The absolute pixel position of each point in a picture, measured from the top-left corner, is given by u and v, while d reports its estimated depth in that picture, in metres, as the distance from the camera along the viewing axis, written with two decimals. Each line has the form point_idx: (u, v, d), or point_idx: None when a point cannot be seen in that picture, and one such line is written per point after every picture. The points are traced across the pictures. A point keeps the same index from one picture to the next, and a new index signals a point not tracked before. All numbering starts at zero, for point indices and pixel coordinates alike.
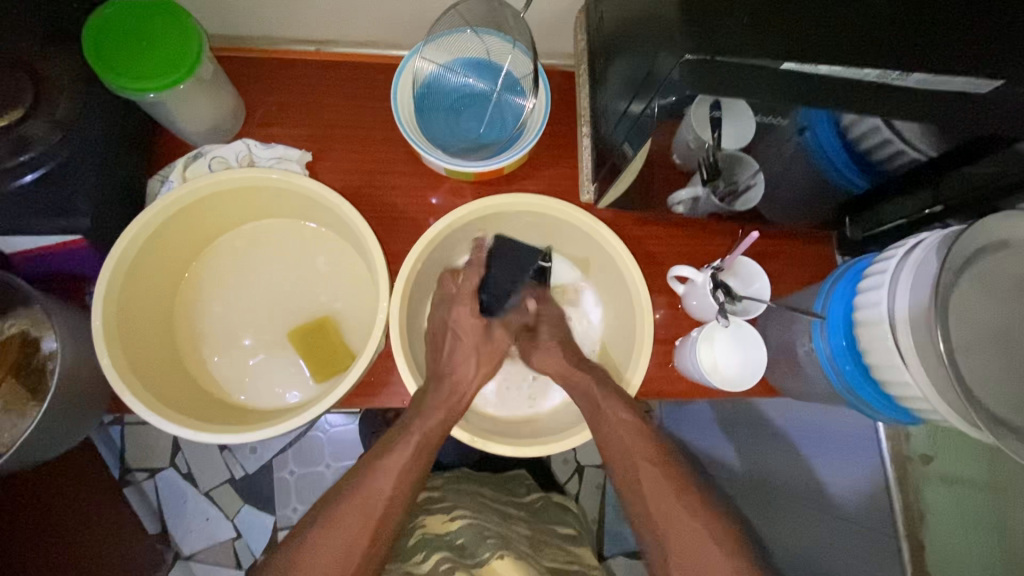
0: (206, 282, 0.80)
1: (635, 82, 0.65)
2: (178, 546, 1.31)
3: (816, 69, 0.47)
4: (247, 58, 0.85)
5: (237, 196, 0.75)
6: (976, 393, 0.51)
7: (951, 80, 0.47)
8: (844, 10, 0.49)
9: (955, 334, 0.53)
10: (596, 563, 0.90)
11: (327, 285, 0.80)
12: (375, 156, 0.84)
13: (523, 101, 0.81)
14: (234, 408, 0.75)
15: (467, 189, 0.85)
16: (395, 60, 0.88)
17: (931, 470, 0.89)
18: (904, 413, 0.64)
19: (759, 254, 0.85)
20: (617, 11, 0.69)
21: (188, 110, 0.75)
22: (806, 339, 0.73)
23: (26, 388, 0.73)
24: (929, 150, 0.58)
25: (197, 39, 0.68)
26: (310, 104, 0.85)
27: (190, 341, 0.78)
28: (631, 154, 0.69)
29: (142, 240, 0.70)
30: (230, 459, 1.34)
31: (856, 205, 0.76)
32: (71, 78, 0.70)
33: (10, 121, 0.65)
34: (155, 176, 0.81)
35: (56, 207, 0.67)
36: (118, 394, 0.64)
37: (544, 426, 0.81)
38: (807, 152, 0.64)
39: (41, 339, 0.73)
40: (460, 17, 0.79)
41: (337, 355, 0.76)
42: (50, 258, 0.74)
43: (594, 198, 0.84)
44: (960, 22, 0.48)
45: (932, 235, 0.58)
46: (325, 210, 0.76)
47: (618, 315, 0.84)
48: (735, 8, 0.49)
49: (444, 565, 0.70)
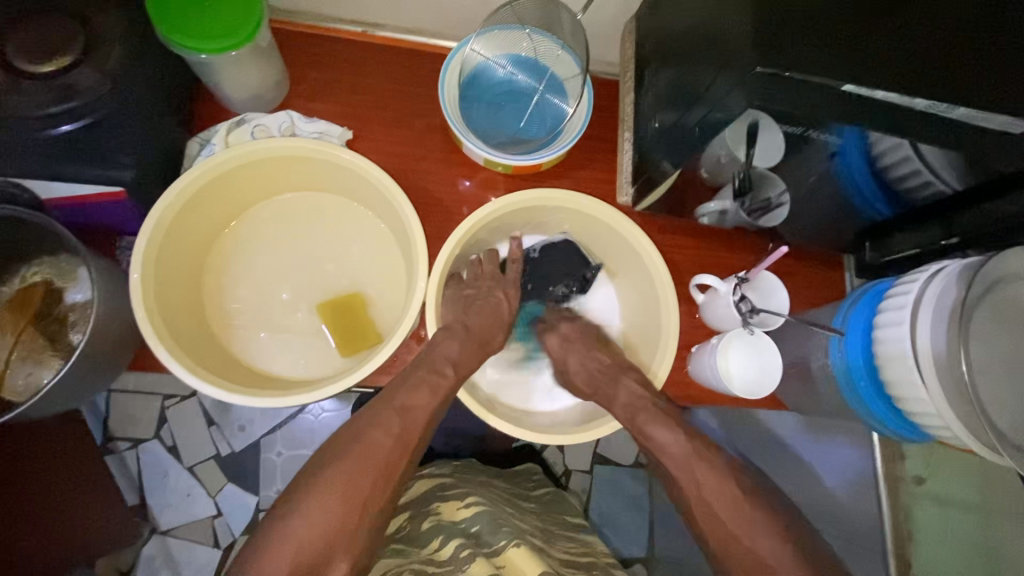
0: (238, 247, 0.80)
1: (683, 92, 0.68)
2: (156, 519, 1.28)
3: (873, 95, 0.50)
4: (298, 32, 0.86)
5: (281, 165, 0.76)
6: (992, 415, 0.56)
7: (991, 117, 0.49)
8: (900, 42, 0.52)
9: (974, 358, 0.57)
10: (604, 550, 0.95)
11: (360, 261, 0.81)
12: (415, 140, 0.85)
13: (565, 103, 0.83)
14: (258, 374, 0.75)
15: (501, 181, 0.86)
16: (443, 49, 0.90)
17: (923, 489, 0.94)
18: (912, 429, 0.69)
19: (779, 271, 0.88)
20: (672, 23, 0.72)
21: (237, 75, 0.76)
22: (821, 355, 0.77)
23: (45, 338, 0.72)
24: (956, 183, 0.61)
25: (259, 8, 0.69)
26: (355, 82, 0.85)
27: (217, 305, 0.78)
28: (671, 168, 0.73)
29: (185, 200, 0.70)
30: (216, 436, 1.31)
31: (875, 230, 0.78)
32: (125, 30, 0.70)
33: (61, 66, 0.65)
34: (194, 137, 0.80)
35: (100, 158, 0.67)
36: (152, 349, 0.64)
37: (560, 420, 0.83)
38: (835, 175, 0.67)
39: (66, 289, 0.72)
40: (515, 14, 0.80)
41: (364, 331, 0.77)
42: (80, 211, 0.73)
43: (631, 201, 0.86)
44: (1006, 59, 0.50)
45: (954, 264, 0.63)
46: (368, 187, 0.77)
47: (640, 318, 0.86)
48: (798, 32, 0.53)
49: (463, 552, 0.74)
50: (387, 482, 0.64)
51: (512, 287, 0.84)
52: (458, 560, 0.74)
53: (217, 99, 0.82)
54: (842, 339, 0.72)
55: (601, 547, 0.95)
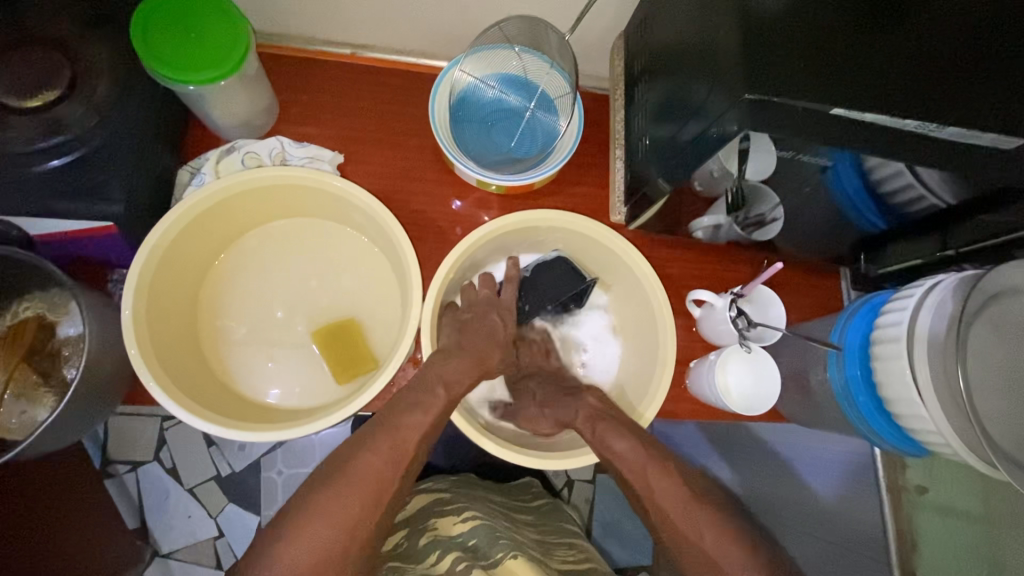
0: (230, 276, 0.80)
1: (674, 111, 0.68)
2: (158, 542, 1.28)
3: (863, 116, 0.50)
4: (286, 56, 0.86)
5: (272, 194, 0.76)
6: (989, 431, 0.56)
7: (979, 136, 0.50)
8: (886, 61, 0.52)
9: (970, 374, 0.57)
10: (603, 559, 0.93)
11: (354, 287, 0.81)
12: (407, 161, 0.85)
13: (556, 120, 0.83)
14: (251, 405, 0.75)
15: (494, 201, 0.86)
16: (432, 68, 0.90)
17: (926, 499, 0.94)
18: (911, 444, 0.69)
19: (774, 283, 0.88)
20: (661, 40, 0.72)
21: (226, 103, 0.75)
22: (820, 369, 0.77)
23: (37, 374, 0.72)
24: (950, 199, 0.61)
25: (246, 38, 0.68)
26: (344, 105, 0.85)
27: (211, 334, 0.78)
28: (665, 186, 0.72)
29: (176, 233, 0.70)
30: (217, 456, 1.30)
31: (870, 242, 0.78)
32: (113, 62, 0.69)
33: (44, 101, 0.65)
34: (184, 166, 0.80)
35: (89, 192, 0.66)
36: (144, 384, 0.64)
37: (557, 441, 0.82)
38: (829, 190, 0.66)
39: (59, 324, 0.72)
40: (502, 34, 0.80)
41: (360, 358, 0.77)
42: (70, 244, 0.72)
43: (624, 220, 0.86)
44: (991, 77, 0.51)
45: (949, 278, 0.63)
46: (360, 213, 0.77)
47: (638, 335, 0.86)
48: (784, 54, 0.53)
49: (459, 565, 0.73)
50: (386, 511, 0.63)
51: (507, 309, 0.83)
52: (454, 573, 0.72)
53: (207, 126, 0.81)
54: (840, 354, 0.72)
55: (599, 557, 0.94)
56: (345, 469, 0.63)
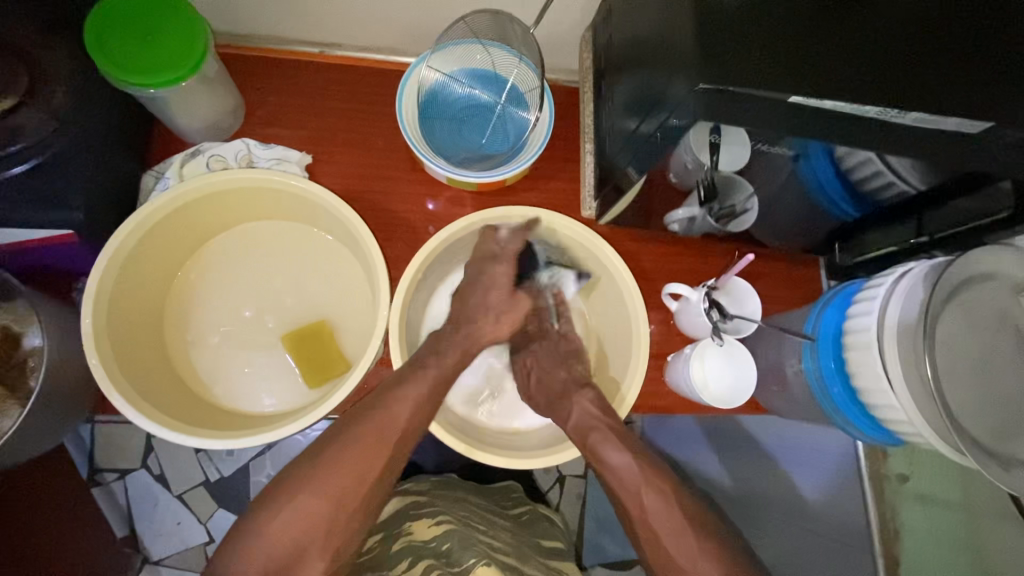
0: (199, 281, 0.79)
1: (640, 103, 0.67)
2: (147, 549, 1.27)
3: (820, 104, 0.49)
4: (250, 56, 0.84)
5: (236, 197, 0.75)
6: (958, 420, 0.55)
7: (941, 121, 0.49)
8: (845, 47, 0.51)
9: (939, 362, 0.57)
10: None
11: (325, 290, 0.80)
12: (377, 161, 0.84)
13: (527, 114, 0.81)
14: (222, 412, 0.74)
15: (467, 199, 0.85)
16: (400, 65, 0.88)
17: (908, 488, 0.94)
18: (887, 434, 0.68)
19: (752, 274, 0.87)
20: (627, 31, 0.71)
21: (189, 106, 0.74)
22: (796, 360, 0.76)
23: (4, 385, 0.71)
24: (918, 184, 0.59)
25: (203, 37, 0.67)
26: (312, 105, 0.84)
27: (180, 340, 0.77)
28: (635, 177, 0.71)
29: (138, 239, 0.69)
30: (205, 462, 1.29)
31: (844, 231, 0.77)
32: (70, 67, 0.68)
33: (2, 108, 0.64)
34: (149, 171, 0.78)
35: (48, 200, 0.65)
36: (106, 394, 0.63)
37: (532, 442, 0.81)
38: (800, 178, 0.65)
39: (24, 335, 0.71)
40: (468, 27, 0.78)
41: (332, 361, 0.76)
42: (35, 253, 0.71)
43: (595, 214, 0.85)
44: (955, 62, 0.50)
45: (919, 266, 0.62)
46: (328, 214, 0.76)
47: (614, 331, 0.85)
48: (742, 43, 0.52)
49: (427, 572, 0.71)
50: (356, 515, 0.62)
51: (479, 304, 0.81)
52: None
53: (171, 130, 0.79)
54: (814, 345, 0.72)
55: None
56: (314, 475, 0.62)
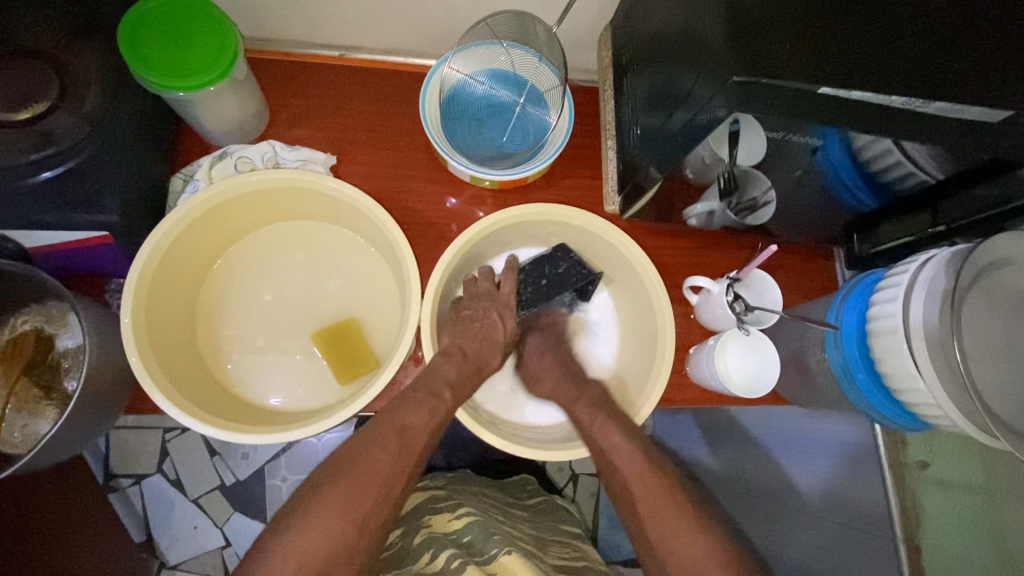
0: (230, 281, 0.81)
1: (662, 99, 0.68)
2: (164, 555, 1.25)
3: (848, 94, 0.51)
4: (274, 60, 0.86)
5: (267, 197, 0.76)
6: (987, 401, 0.57)
7: (966, 109, 0.50)
8: (869, 40, 0.52)
9: (966, 346, 0.59)
10: (600, 561, 0.93)
11: (353, 288, 0.82)
12: (400, 160, 0.85)
13: (547, 114, 0.83)
14: (255, 409, 0.76)
15: (488, 197, 0.86)
16: (421, 67, 0.90)
17: (928, 474, 0.97)
18: (910, 418, 0.70)
19: (771, 267, 0.88)
20: (649, 29, 0.72)
21: (216, 109, 0.75)
22: (819, 349, 0.78)
23: (38, 387, 0.72)
24: (937, 173, 0.60)
25: (234, 42, 0.68)
26: (335, 107, 0.85)
27: (212, 340, 0.78)
28: (658, 175, 0.72)
29: (174, 240, 0.71)
30: (220, 465, 1.28)
31: (861, 221, 0.78)
32: (101, 71, 0.68)
33: (33, 114, 0.65)
34: (177, 174, 0.80)
35: (84, 202, 0.66)
36: (149, 394, 0.64)
37: (559, 435, 0.82)
38: (819, 170, 0.66)
39: (57, 336, 0.72)
40: (490, 30, 0.81)
41: (361, 358, 0.77)
42: (69, 255, 0.72)
43: (619, 209, 0.86)
44: (976, 54, 0.51)
45: (941, 253, 0.64)
46: (356, 212, 0.77)
47: (637, 325, 0.87)
48: (772, 34, 0.53)
49: (456, 562, 0.73)
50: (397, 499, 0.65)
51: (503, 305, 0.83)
52: (449, 570, 0.72)
53: (198, 132, 0.81)
54: (837, 333, 0.73)
55: (597, 560, 0.93)
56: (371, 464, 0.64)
